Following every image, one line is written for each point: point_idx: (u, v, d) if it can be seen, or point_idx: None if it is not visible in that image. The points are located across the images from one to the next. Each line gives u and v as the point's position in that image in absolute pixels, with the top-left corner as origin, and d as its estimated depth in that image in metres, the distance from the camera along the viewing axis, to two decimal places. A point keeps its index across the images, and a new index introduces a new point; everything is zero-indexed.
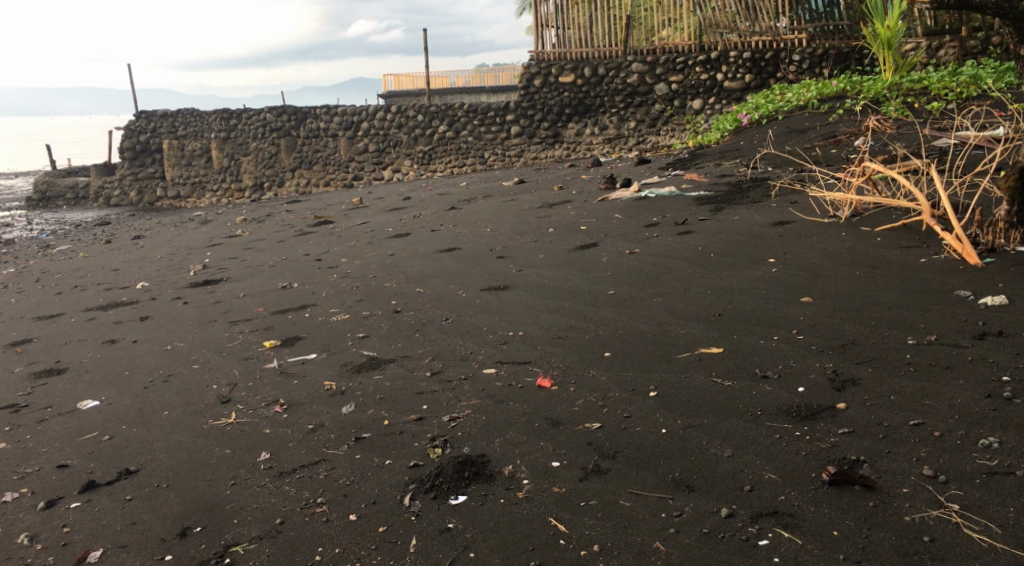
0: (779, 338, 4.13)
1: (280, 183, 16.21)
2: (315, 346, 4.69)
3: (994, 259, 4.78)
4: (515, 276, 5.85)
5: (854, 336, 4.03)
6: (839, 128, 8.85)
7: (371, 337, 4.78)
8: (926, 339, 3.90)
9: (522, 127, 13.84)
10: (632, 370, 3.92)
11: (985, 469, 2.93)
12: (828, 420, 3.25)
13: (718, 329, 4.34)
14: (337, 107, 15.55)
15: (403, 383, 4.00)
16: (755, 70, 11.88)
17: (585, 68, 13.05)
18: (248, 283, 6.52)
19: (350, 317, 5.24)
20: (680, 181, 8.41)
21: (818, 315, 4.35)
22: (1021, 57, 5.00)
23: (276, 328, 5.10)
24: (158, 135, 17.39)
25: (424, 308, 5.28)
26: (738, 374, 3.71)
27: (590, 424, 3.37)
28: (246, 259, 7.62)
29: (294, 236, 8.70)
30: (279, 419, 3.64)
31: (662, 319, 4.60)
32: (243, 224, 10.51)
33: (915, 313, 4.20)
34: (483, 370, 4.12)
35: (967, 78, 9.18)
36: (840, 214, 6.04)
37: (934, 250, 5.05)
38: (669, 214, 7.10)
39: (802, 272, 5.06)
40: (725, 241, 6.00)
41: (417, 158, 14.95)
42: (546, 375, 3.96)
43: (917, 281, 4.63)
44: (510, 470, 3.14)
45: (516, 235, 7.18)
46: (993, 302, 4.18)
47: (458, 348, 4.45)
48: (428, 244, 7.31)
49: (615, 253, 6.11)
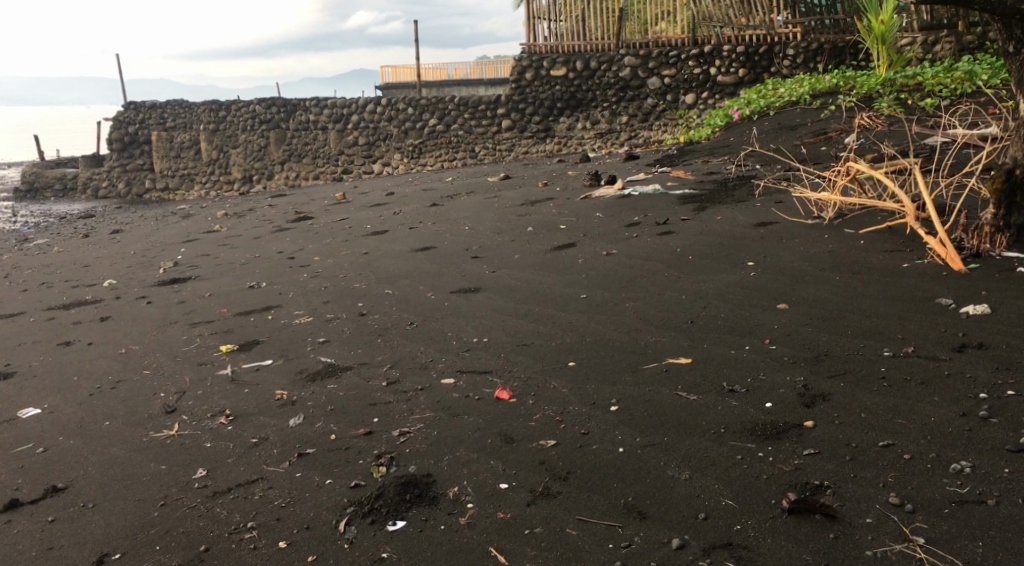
0: (750, 348, 3.96)
1: (270, 176, 15.99)
2: (273, 350, 4.53)
3: (979, 265, 4.61)
4: (488, 278, 5.68)
5: (829, 347, 3.86)
6: (829, 125, 8.68)
7: (331, 342, 4.61)
8: (903, 350, 3.74)
9: (512, 121, 13.64)
10: (596, 382, 3.75)
11: (954, 497, 2.77)
12: (793, 440, 3.09)
13: (690, 338, 4.17)
14: (327, 100, 15.33)
15: (357, 394, 3.83)
16: (749, 64, 11.73)
17: (577, 61, 12.85)
18: (216, 281, 6.34)
19: (314, 320, 5.07)
20: (666, 179, 8.23)
21: (793, 323, 4.18)
22: (1009, 55, 4.81)
23: (235, 331, 4.93)
24: (146, 126, 17.13)
25: (390, 312, 5.11)
26: (704, 388, 3.56)
27: (545, 442, 3.21)
28: (219, 256, 7.44)
29: (271, 233, 8.50)
30: (222, 432, 3.47)
31: (633, 325, 4.43)
32: (223, 219, 10.30)
33: (893, 322, 4.04)
34: (442, 379, 3.95)
35: (961, 74, 9.01)
36: (824, 215, 5.87)
37: (916, 255, 4.88)
38: (651, 214, 6.91)
39: (780, 276, 4.89)
40: (704, 242, 5.84)
41: (406, 151, 14.73)
42: (506, 386, 3.80)
43: (898, 287, 4.46)
44: (455, 492, 2.99)
45: (495, 234, 6.99)
46: (975, 311, 4.02)
47: (419, 355, 4.28)
48: (405, 242, 7.14)
49: (592, 254, 5.94)
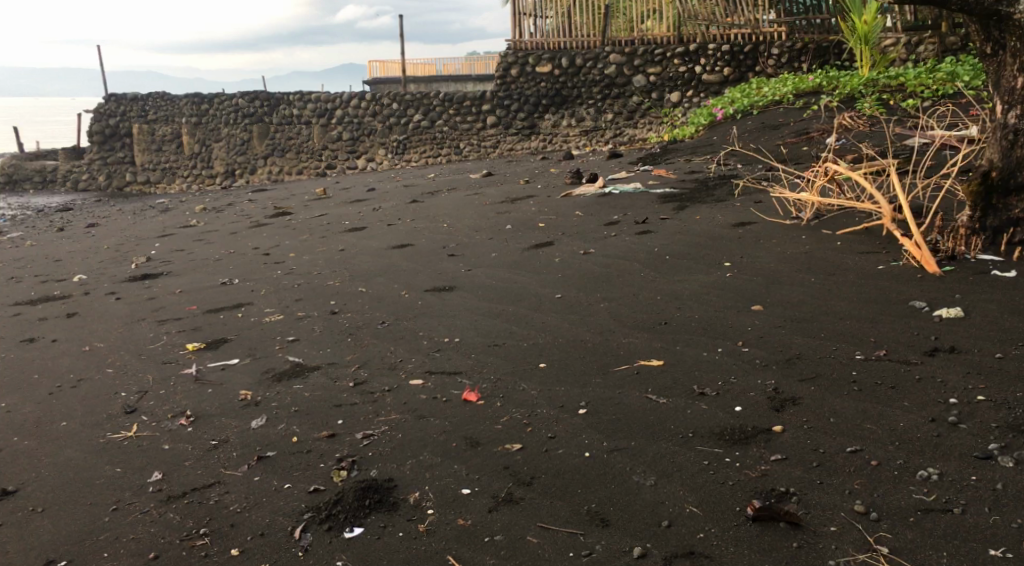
0: (723, 350, 3.92)
1: (252, 170, 15.85)
2: (240, 349, 4.46)
3: (954, 267, 4.58)
4: (463, 276, 5.62)
5: (801, 349, 3.82)
6: (811, 125, 8.65)
7: (300, 340, 4.55)
8: (875, 354, 3.70)
9: (497, 117, 13.57)
10: (566, 385, 3.69)
11: (921, 505, 2.73)
12: (761, 444, 3.04)
13: (663, 339, 4.12)
14: (311, 94, 15.20)
15: (323, 394, 3.78)
16: (734, 63, 11.71)
17: (562, 58, 12.79)
18: (188, 278, 6.27)
19: (285, 318, 5.01)
20: (647, 178, 8.18)
21: (767, 325, 4.13)
22: (986, 56, 4.78)
23: (203, 329, 4.87)
24: (128, 119, 16.97)
25: (362, 310, 5.05)
26: (674, 391, 3.52)
27: (511, 445, 3.16)
28: (194, 252, 7.35)
29: (248, 228, 8.42)
30: (181, 434, 3.41)
31: (606, 326, 4.38)
32: (201, 214, 10.19)
33: (866, 325, 4.00)
34: (410, 381, 3.89)
35: (943, 75, 8.99)
36: (802, 216, 5.83)
37: (891, 257, 4.85)
38: (630, 213, 6.86)
39: (756, 277, 4.85)
40: (682, 242, 5.79)
41: (390, 147, 14.63)
42: (474, 388, 3.74)
43: (873, 289, 4.42)
44: (415, 498, 2.94)
45: (473, 231, 6.93)
46: (948, 314, 3.98)
47: (388, 355, 4.23)
48: (382, 239, 7.07)
49: (569, 253, 5.89)
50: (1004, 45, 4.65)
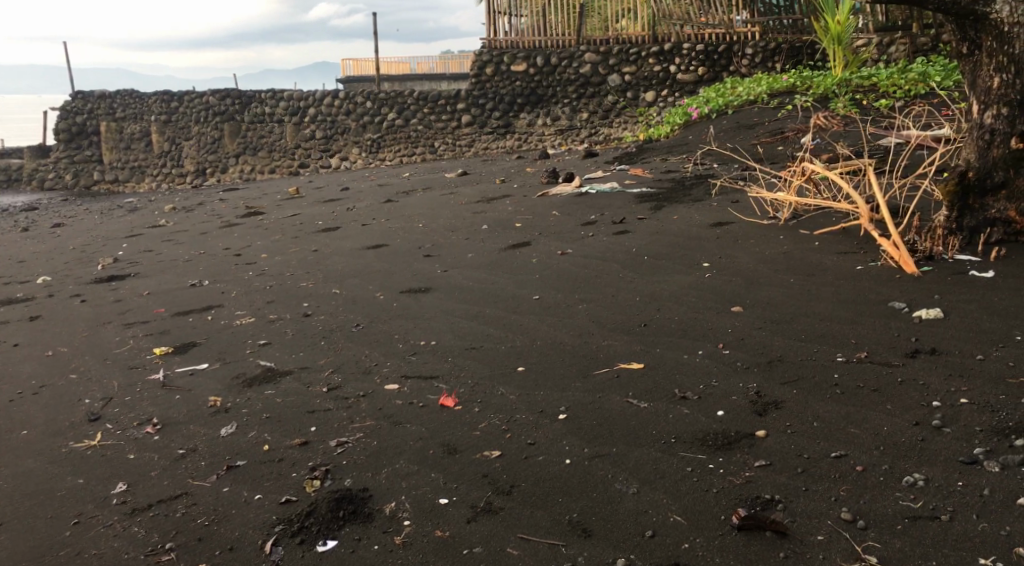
0: (704, 352, 3.86)
1: (223, 169, 15.64)
2: (209, 355, 4.40)
3: (932, 268, 4.54)
4: (438, 277, 5.54)
5: (782, 352, 3.77)
6: (786, 125, 8.64)
7: (272, 345, 4.48)
8: (855, 356, 3.65)
9: (472, 116, 13.49)
10: (545, 389, 3.62)
11: (907, 513, 2.68)
12: (744, 449, 2.98)
13: (642, 342, 4.06)
14: (283, 92, 15.04)
15: (295, 400, 3.70)
16: (708, 62, 11.71)
17: (537, 57, 12.74)
18: (156, 280, 6.16)
19: (256, 321, 4.93)
20: (623, 177, 8.14)
21: (747, 327, 4.09)
22: (963, 56, 4.77)
23: (170, 333, 4.81)
24: (95, 117, 16.72)
25: (336, 313, 4.96)
26: (654, 395, 3.47)
27: (489, 452, 3.10)
28: (163, 253, 7.23)
29: (218, 228, 8.29)
30: (148, 443, 3.37)
31: (584, 328, 4.32)
32: (170, 214, 10.03)
33: (846, 327, 3.96)
34: (385, 386, 3.81)
35: (915, 75, 9.01)
36: (779, 216, 5.79)
37: (870, 257, 4.81)
38: (607, 212, 6.81)
39: (734, 278, 4.81)
40: (659, 242, 5.74)
41: (364, 146, 14.49)
42: (452, 393, 3.67)
43: (852, 290, 4.38)
44: (391, 508, 2.86)
45: (448, 232, 6.85)
46: (927, 315, 3.94)
47: (363, 359, 4.14)
48: (356, 239, 6.98)
49: (546, 253, 5.82)
50: (980, 45, 4.63)
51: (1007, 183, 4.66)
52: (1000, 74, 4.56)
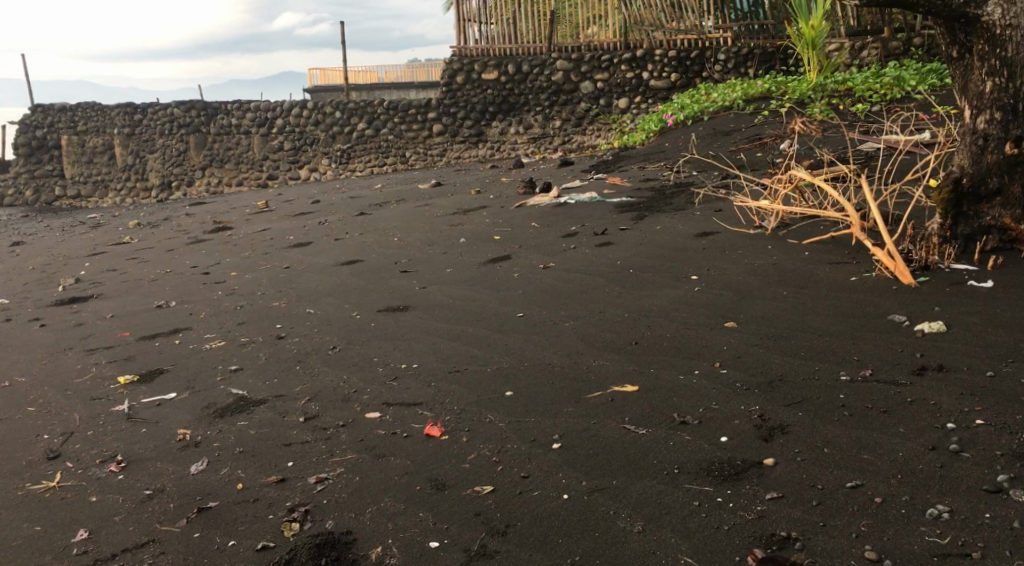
0: (700, 372, 3.68)
1: (190, 183, 15.28)
2: (177, 383, 4.18)
3: (929, 278, 4.40)
4: (417, 294, 5.33)
5: (782, 370, 3.60)
6: (765, 130, 8.52)
7: (244, 370, 4.27)
8: (860, 374, 3.48)
9: (444, 125, 13.29)
10: (535, 415, 3.42)
11: (936, 550, 2.53)
12: (754, 481, 2.82)
13: (635, 361, 3.88)
14: (250, 103, 14.74)
15: (270, 433, 3.49)
16: (681, 69, 11.62)
17: (508, 65, 12.58)
18: (120, 303, 5.92)
19: (227, 345, 4.71)
20: (602, 186, 7.97)
21: (743, 344, 3.91)
22: (952, 60, 4.61)
23: (136, 359, 4.60)
24: (56, 130, 16.07)
25: (311, 334, 4.74)
26: (653, 419, 3.29)
27: (481, 487, 2.92)
28: (127, 273, 6.96)
29: (185, 245, 8.02)
30: (111, 482, 3.15)
31: (572, 348, 4.12)
32: (134, 230, 9.73)
33: (847, 342, 3.80)
34: (366, 414, 3.60)
35: (889, 80, 8.92)
36: (766, 225, 5.64)
37: (864, 268, 4.66)
38: (587, 223, 6.63)
39: (725, 291, 4.65)
40: (643, 254, 5.58)
41: (334, 156, 14.22)
42: (437, 422, 3.46)
43: (849, 303, 4.23)
44: (379, 553, 2.69)
45: (425, 245, 6.64)
46: (931, 328, 3.79)
47: (341, 386, 3.93)
48: (329, 255, 6.75)
49: (527, 267, 5.63)
50: (971, 49, 4.47)
51: (1002, 190, 4.50)
52: (994, 78, 4.40)
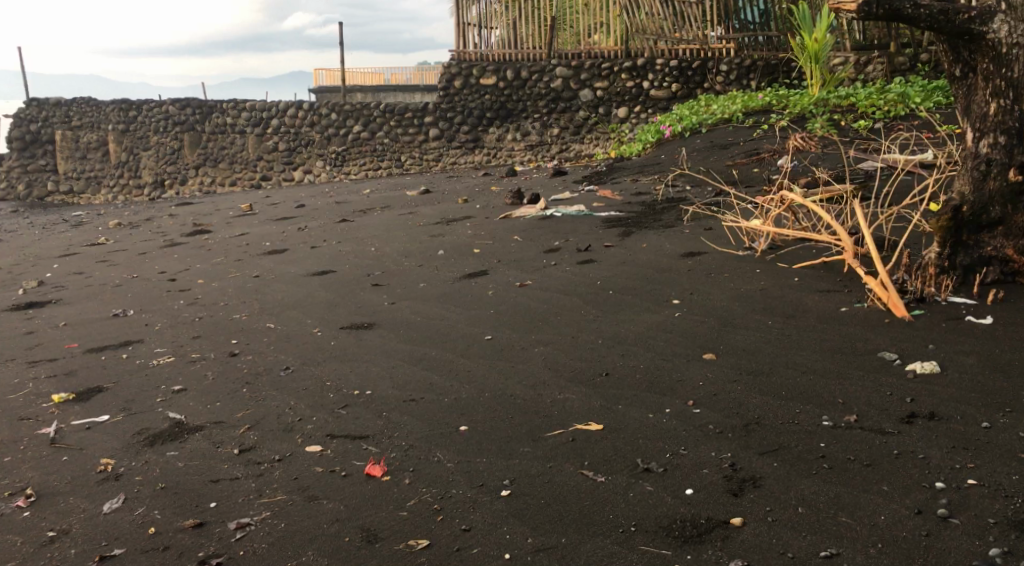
0: (671, 412, 3.38)
1: (183, 182, 14.85)
2: (113, 403, 3.91)
3: (924, 310, 4.10)
4: (385, 310, 5.04)
5: (760, 412, 3.30)
6: (762, 145, 8.24)
7: (187, 391, 3.98)
8: (844, 420, 3.18)
9: (440, 130, 13.00)
10: (488, 456, 3.14)
11: None
12: (717, 545, 2.58)
13: (602, 396, 3.58)
14: (246, 102, 14.38)
15: (199, 466, 3.21)
16: (682, 79, 11.36)
17: (506, 70, 12.28)
18: (76, 311, 5.65)
19: (175, 361, 4.43)
20: (591, 199, 7.68)
21: (720, 380, 3.62)
22: (955, 79, 4.32)
23: (76, 375, 4.34)
24: (50, 125, 15.50)
25: (265, 352, 4.45)
26: (614, 465, 3.00)
27: (416, 540, 2.71)
28: (92, 278, 6.66)
29: (159, 249, 7.72)
30: (14, 521, 2.96)
31: (538, 378, 3.83)
32: (112, 231, 9.40)
33: (832, 381, 3.50)
34: (307, 447, 3.31)
35: (893, 96, 8.64)
36: (756, 246, 5.34)
37: (855, 297, 4.36)
38: (572, 238, 6.34)
39: (706, 318, 4.36)
40: (625, 273, 5.29)
41: (329, 159, 13.92)
42: (380, 459, 3.18)
43: (837, 336, 3.94)
44: None
45: (401, 257, 6.36)
46: (922, 369, 3.49)
47: (287, 413, 3.63)
48: (302, 264, 6.46)
49: (503, 284, 5.34)
50: (975, 67, 4.19)
51: (1005, 219, 4.21)
52: (998, 99, 4.11)
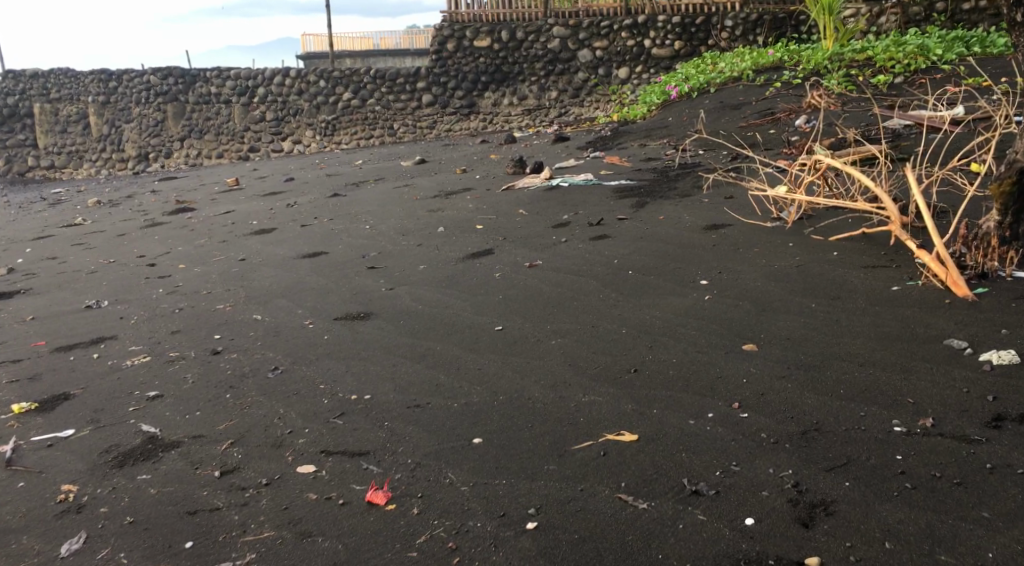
0: (713, 416, 2.95)
1: (167, 155, 14.17)
2: (80, 413, 3.47)
3: (987, 288, 3.66)
4: (383, 296, 4.60)
5: (820, 415, 2.88)
6: (777, 104, 7.75)
7: (164, 397, 3.54)
8: (919, 423, 2.77)
9: (433, 96, 12.46)
10: (512, 477, 2.73)
11: None
12: None
13: (633, 398, 3.14)
14: (230, 70, 13.74)
15: (175, 492, 2.79)
16: (685, 36, 10.90)
17: (502, 31, 11.76)
18: (46, 302, 5.19)
19: (152, 360, 3.98)
20: (598, 166, 7.20)
21: (767, 374, 3.19)
22: (1016, 24, 3.81)
23: (42, 380, 3.89)
24: (28, 98, 14.75)
25: (252, 349, 4.01)
26: (658, 488, 2.63)
27: None
28: (66, 264, 6.17)
29: (139, 230, 7.21)
30: None
31: (559, 377, 3.38)
32: (91, 211, 8.83)
33: (897, 376, 3.07)
34: (299, 467, 2.88)
35: (913, 48, 8.10)
36: (787, 216, 4.89)
37: (905, 273, 3.93)
38: (582, 211, 5.88)
39: (740, 300, 3.92)
40: (645, 250, 4.84)
41: (319, 127, 13.35)
42: (383, 483, 2.76)
43: (892, 319, 3.52)
44: None
45: (398, 235, 5.90)
46: (1001, 360, 3.06)
47: (275, 424, 3.20)
48: (291, 245, 5.99)
49: (511, 265, 4.88)
50: None
51: None
52: None
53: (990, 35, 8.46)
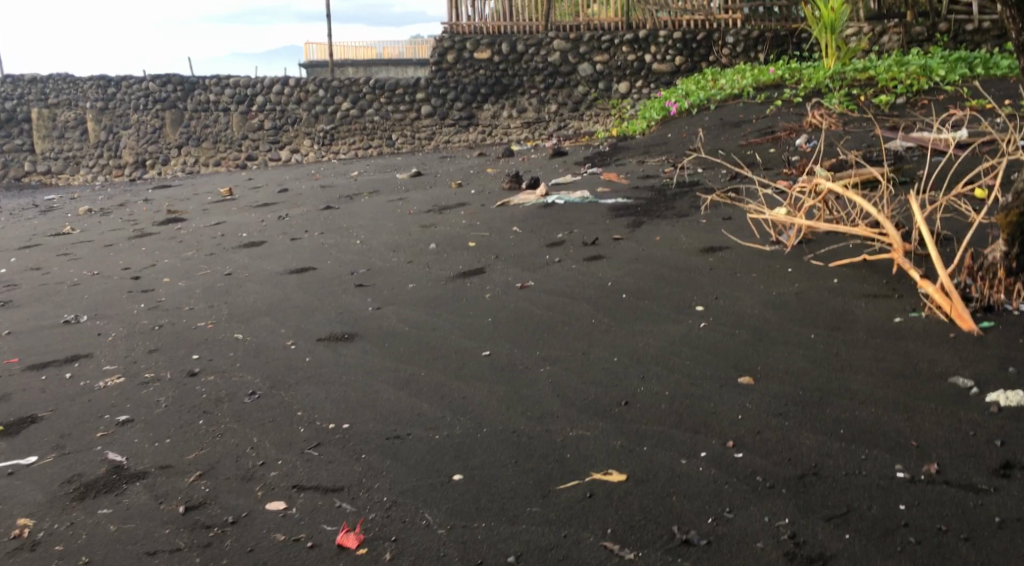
0: (705, 455, 2.81)
1: (164, 162, 14.02)
2: (46, 438, 3.32)
3: (995, 321, 3.52)
4: (369, 316, 4.46)
5: (819, 457, 2.73)
6: (777, 123, 7.62)
7: (134, 422, 3.39)
8: (923, 469, 2.63)
9: (433, 107, 12.34)
10: (493, 520, 2.59)
11: None
12: None
13: (623, 433, 2.99)
14: (229, 78, 13.62)
15: (135, 531, 2.65)
16: (686, 52, 10.82)
17: (502, 43, 11.65)
18: (24, 316, 5.05)
19: (126, 381, 3.83)
20: (595, 183, 7.06)
21: (763, 410, 3.04)
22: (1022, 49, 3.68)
23: (11, 400, 3.74)
24: (26, 103, 14.60)
25: (230, 371, 3.86)
26: (646, 535, 2.50)
27: None
28: (49, 276, 6.01)
29: (127, 241, 7.05)
30: None
31: (546, 408, 3.23)
32: (81, 220, 8.67)
33: (899, 415, 2.93)
34: (268, 504, 2.73)
35: (915, 68, 7.98)
36: (787, 239, 4.74)
37: (909, 304, 3.78)
38: (577, 229, 5.74)
39: (737, 329, 3.78)
40: (640, 272, 4.69)
41: (317, 137, 13.23)
42: (357, 524, 2.62)
43: (894, 353, 3.38)
44: None
45: (388, 251, 5.76)
46: (1008, 401, 2.92)
47: (247, 454, 3.05)
48: (280, 259, 5.84)
49: (502, 285, 4.74)
50: None
51: None
52: None
53: (993, 56, 8.34)
